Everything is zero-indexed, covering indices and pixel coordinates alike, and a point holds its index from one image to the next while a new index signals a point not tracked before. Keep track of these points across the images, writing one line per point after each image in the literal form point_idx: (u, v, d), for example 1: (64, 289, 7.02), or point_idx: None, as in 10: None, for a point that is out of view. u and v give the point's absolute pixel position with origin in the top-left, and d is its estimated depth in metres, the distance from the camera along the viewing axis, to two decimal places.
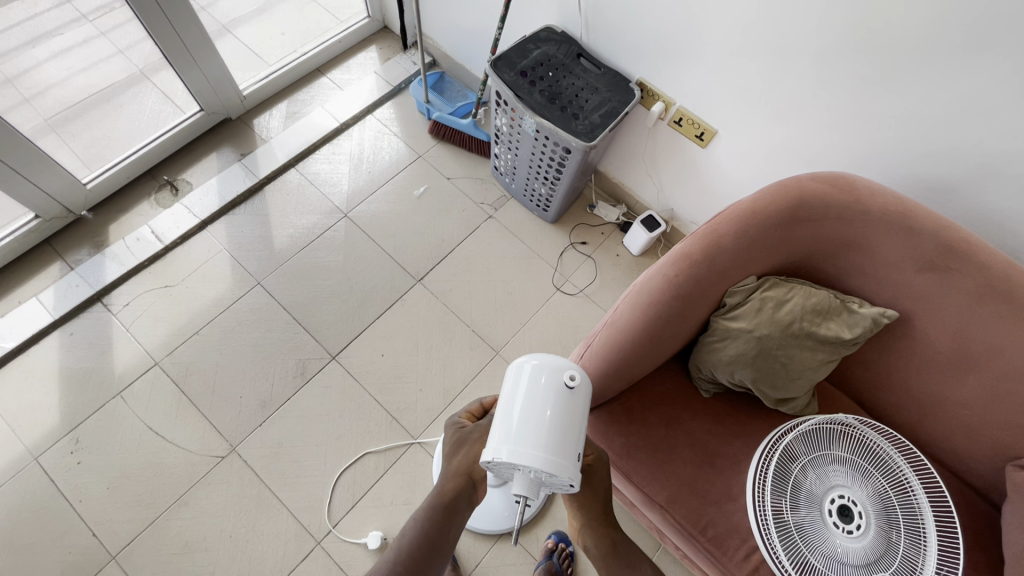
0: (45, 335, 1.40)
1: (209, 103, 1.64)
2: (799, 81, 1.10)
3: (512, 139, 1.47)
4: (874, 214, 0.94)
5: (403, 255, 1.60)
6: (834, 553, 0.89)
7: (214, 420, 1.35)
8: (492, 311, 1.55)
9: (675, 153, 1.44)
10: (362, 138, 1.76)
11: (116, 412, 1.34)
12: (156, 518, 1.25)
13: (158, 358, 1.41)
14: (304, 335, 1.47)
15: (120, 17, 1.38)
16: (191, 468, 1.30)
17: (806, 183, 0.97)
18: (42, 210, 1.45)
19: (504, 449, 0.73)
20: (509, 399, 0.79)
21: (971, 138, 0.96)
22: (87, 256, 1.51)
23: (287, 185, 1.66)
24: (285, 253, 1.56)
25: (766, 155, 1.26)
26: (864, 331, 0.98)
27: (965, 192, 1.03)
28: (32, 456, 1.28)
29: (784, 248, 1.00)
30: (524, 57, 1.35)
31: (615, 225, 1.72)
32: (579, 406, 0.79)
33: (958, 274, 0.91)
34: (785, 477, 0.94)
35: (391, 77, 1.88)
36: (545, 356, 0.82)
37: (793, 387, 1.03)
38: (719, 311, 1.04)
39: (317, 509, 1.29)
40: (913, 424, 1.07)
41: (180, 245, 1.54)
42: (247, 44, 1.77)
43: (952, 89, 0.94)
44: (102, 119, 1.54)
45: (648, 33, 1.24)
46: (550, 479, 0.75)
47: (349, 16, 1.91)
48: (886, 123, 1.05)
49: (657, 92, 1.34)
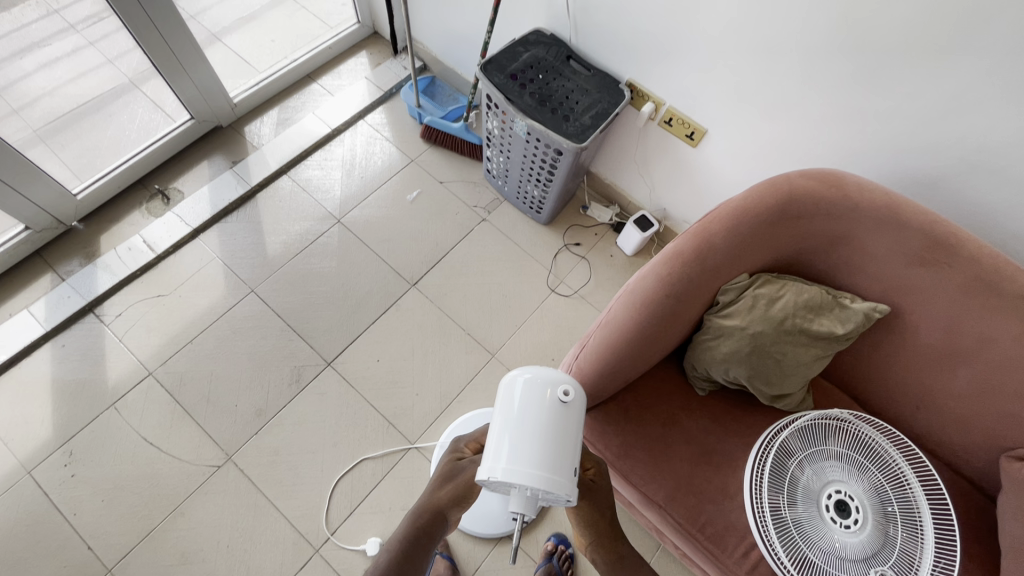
0: (38, 348, 1.39)
1: (200, 111, 1.63)
2: (786, 80, 1.11)
3: (504, 142, 1.47)
4: (864, 208, 0.95)
5: (397, 258, 1.60)
6: (832, 548, 0.89)
7: (210, 429, 1.35)
8: (488, 314, 1.55)
9: (666, 152, 1.45)
10: (353, 144, 1.76)
11: (110, 423, 1.33)
12: (152, 529, 1.24)
13: (152, 368, 1.40)
14: (298, 341, 1.46)
15: (108, 27, 1.38)
16: (187, 478, 1.29)
17: (795, 180, 0.97)
18: (32, 221, 1.44)
19: (499, 468, 0.73)
20: (503, 414, 0.78)
21: (957, 132, 0.97)
22: (79, 266, 1.50)
23: (279, 191, 1.66)
24: (278, 260, 1.56)
25: (756, 153, 1.27)
26: (856, 326, 0.99)
27: (951, 186, 1.04)
28: (25, 469, 1.27)
29: (774, 245, 1.01)
30: (513, 60, 1.35)
31: (608, 226, 1.72)
32: (574, 420, 0.78)
33: (947, 268, 0.92)
34: (782, 473, 0.94)
35: (381, 81, 1.88)
36: (538, 369, 0.81)
37: (788, 383, 1.03)
38: (713, 309, 1.05)
39: (315, 516, 1.28)
40: (907, 418, 1.08)
41: (172, 254, 1.54)
42: (237, 52, 1.77)
43: (936, 85, 0.95)
44: (92, 129, 1.54)
45: (636, 35, 1.25)
46: (547, 495, 0.74)
47: (339, 22, 1.91)
48: (873, 119, 1.06)
49: (647, 92, 1.34)
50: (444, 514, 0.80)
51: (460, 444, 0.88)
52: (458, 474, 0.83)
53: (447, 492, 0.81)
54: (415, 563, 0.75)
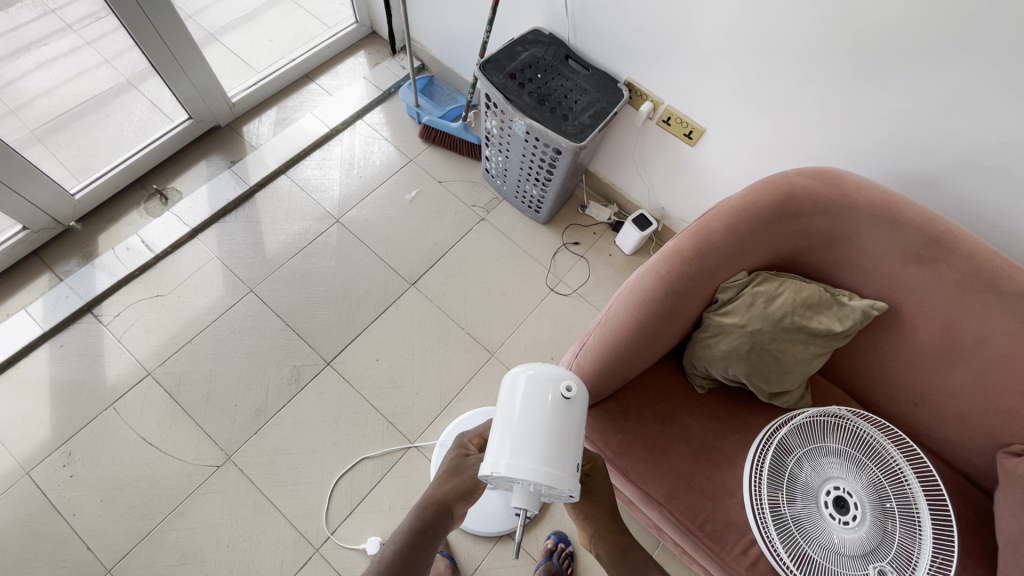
0: (35, 348, 1.38)
1: (198, 111, 1.63)
2: (785, 79, 1.11)
3: (503, 142, 1.48)
4: (861, 206, 0.96)
5: (395, 258, 1.60)
6: (831, 545, 0.89)
7: (209, 430, 1.34)
8: (487, 313, 1.56)
9: (664, 151, 1.46)
10: (352, 143, 1.76)
11: (108, 424, 1.33)
12: (151, 529, 1.24)
13: (151, 368, 1.39)
14: (298, 341, 1.46)
15: (106, 27, 1.38)
16: (186, 478, 1.29)
17: (794, 178, 0.98)
18: (30, 221, 1.43)
19: (502, 463, 0.73)
20: (506, 409, 0.79)
21: (954, 131, 0.98)
22: (77, 267, 1.50)
23: (277, 191, 1.66)
24: (277, 260, 1.56)
25: (756, 153, 1.28)
26: (854, 324, 0.99)
27: (946, 184, 1.05)
28: (23, 470, 1.26)
29: (773, 243, 1.01)
30: (512, 59, 1.36)
31: (607, 225, 1.72)
32: (577, 416, 0.79)
33: (945, 266, 0.93)
34: (781, 470, 0.95)
35: (380, 81, 1.88)
36: (541, 366, 0.82)
37: (786, 380, 1.03)
38: (712, 307, 1.05)
39: (315, 516, 1.28)
40: (905, 415, 1.08)
41: (170, 254, 1.54)
42: (235, 51, 1.76)
43: (933, 85, 0.96)
44: (90, 129, 1.53)
45: (635, 34, 1.26)
46: (550, 491, 0.74)
47: (337, 22, 1.91)
48: (870, 119, 1.06)
49: (646, 92, 1.35)
50: (450, 507, 0.81)
51: (467, 440, 0.89)
52: (465, 470, 0.84)
53: (452, 487, 0.82)
54: (425, 554, 0.75)
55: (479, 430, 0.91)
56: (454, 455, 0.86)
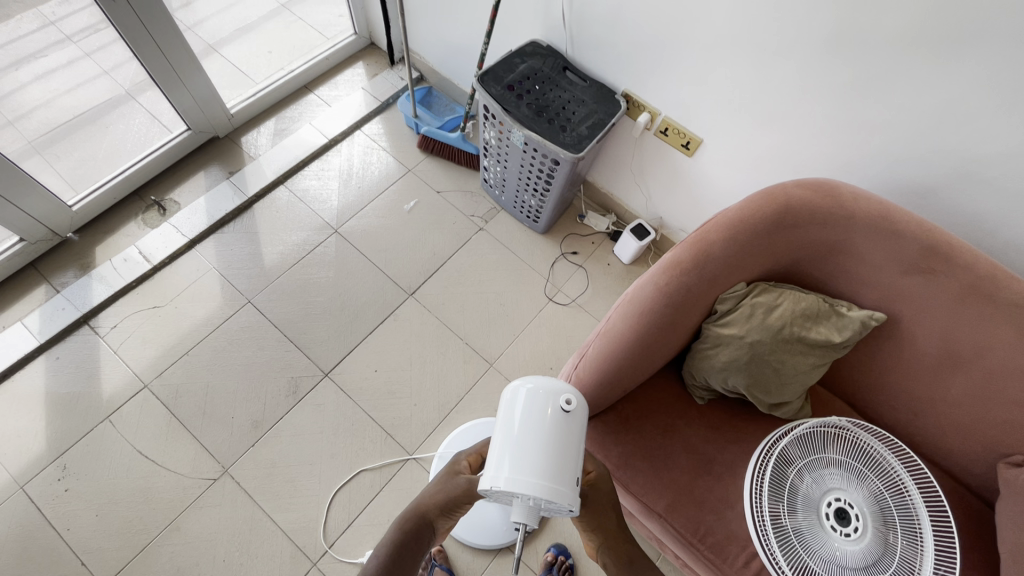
0: (32, 360, 1.38)
1: (197, 122, 1.63)
2: (780, 90, 1.12)
3: (501, 152, 1.48)
4: (858, 218, 0.96)
5: (395, 268, 1.60)
6: (833, 557, 0.89)
7: (206, 442, 1.33)
8: (485, 323, 1.55)
9: (662, 162, 1.46)
10: (351, 154, 1.77)
11: (104, 437, 1.32)
12: (147, 543, 1.23)
13: (147, 380, 1.39)
14: (295, 352, 1.46)
15: (105, 38, 1.38)
16: (182, 492, 1.28)
17: (790, 190, 0.98)
18: (27, 232, 1.43)
19: (502, 477, 0.72)
20: (505, 422, 0.78)
21: (951, 142, 0.99)
22: (73, 278, 1.49)
23: (276, 203, 1.66)
24: (274, 271, 1.56)
25: (753, 163, 1.28)
26: (853, 334, 0.99)
27: (943, 195, 1.06)
28: (17, 484, 1.25)
29: (771, 254, 1.01)
30: (511, 71, 1.36)
31: (605, 235, 1.73)
32: (576, 430, 0.78)
33: (942, 276, 0.93)
34: (781, 481, 0.94)
35: (379, 92, 1.89)
36: (541, 379, 0.82)
37: (786, 391, 1.03)
38: (710, 318, 1.05)
39: (312, 530, 1.27)
40: (906, 425, 1.08)
41: (169, 265, 1.53)
42: (233, 63, 1.77)
43: (927, 97, 0.97)
44: (88, 140, 1.53)
45: (633, 46, 1.26)
46: (550, 506, 0.73)
47: (336, 33, 1.93)
48: (866, 129, 1.07)
49: (643, 103, 1.35)
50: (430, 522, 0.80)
51: (459, 459, 0.84)
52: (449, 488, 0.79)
53: (436, 496, 0.80)
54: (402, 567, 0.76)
55: (476, 448, 0.86)
56: (443, 472, 0.83)
